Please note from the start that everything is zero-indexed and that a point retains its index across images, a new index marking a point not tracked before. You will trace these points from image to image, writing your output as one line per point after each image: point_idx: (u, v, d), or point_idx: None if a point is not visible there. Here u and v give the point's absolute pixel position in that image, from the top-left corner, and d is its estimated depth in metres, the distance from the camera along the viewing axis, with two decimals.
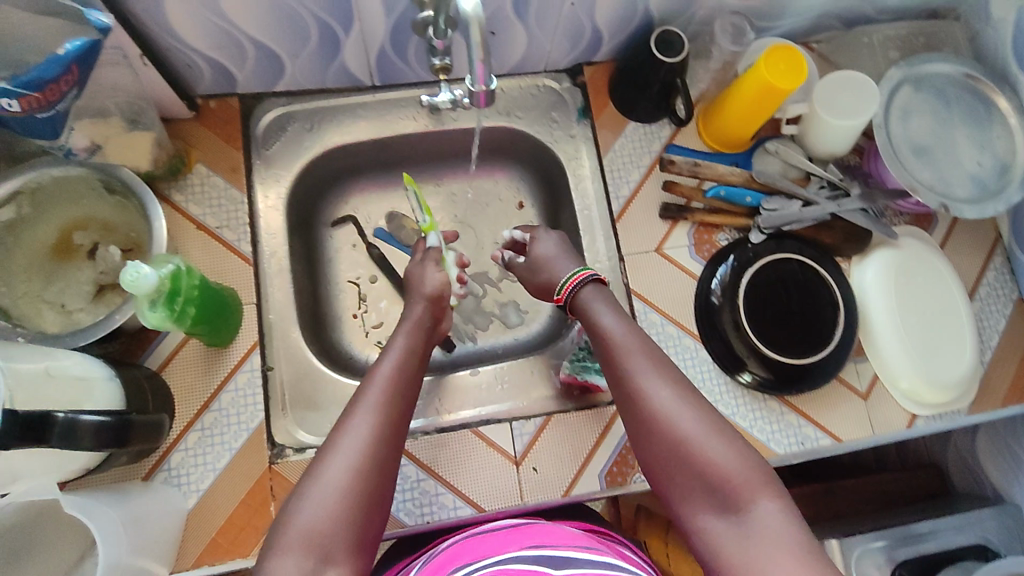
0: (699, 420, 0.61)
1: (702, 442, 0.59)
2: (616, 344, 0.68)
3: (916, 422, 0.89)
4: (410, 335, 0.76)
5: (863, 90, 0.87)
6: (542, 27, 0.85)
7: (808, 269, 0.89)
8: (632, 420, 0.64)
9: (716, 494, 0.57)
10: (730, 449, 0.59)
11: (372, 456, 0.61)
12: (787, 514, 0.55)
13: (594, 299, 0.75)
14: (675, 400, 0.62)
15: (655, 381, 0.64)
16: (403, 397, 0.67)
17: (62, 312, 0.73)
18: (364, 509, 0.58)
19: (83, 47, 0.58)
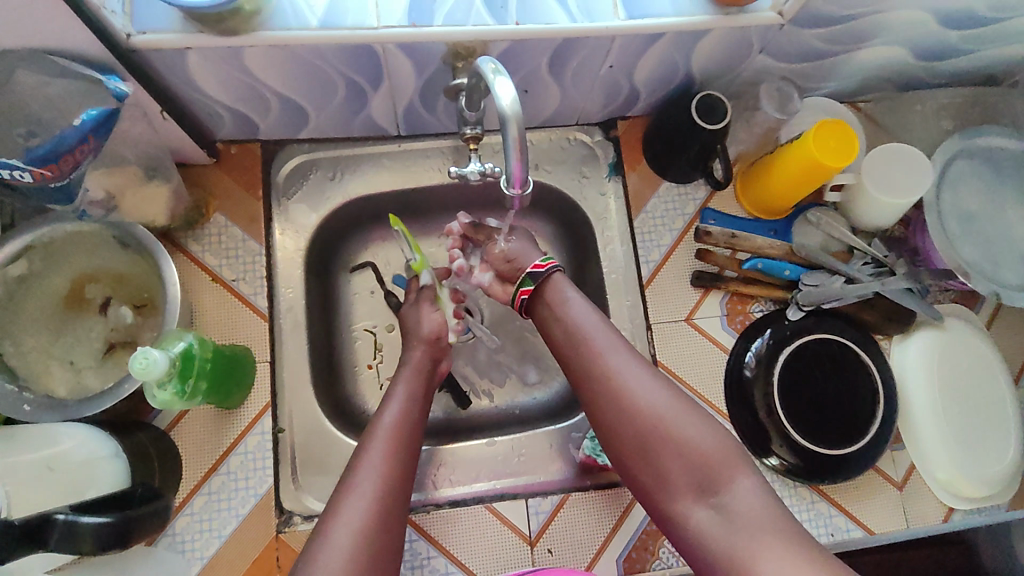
0: (674, 407, 0.64)
1: (677, 424, 0.63)
2: (586, 331, 0.69)
3: (951, 515, 0.86)
4: (415, 367, 0.77)
5: (916, 165, 0.83)
6: (578, 86, 0.81)
7: (848, 351, 0.85)
8: (608, 412, 0.66)
9: (699, 477, 0.61)
10: (705, 431, 0.62)
11: (391, 482, 0.64)
12: (763, 489, 0.59)
13: (558, 283, 0.74)
14: (650, 388, 0.65)
15: (624, 369, 0.66)
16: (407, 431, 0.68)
17: (71, 370, 0.70)
18: (388, 532, 0.61)
19: (97, 117, 0.58)
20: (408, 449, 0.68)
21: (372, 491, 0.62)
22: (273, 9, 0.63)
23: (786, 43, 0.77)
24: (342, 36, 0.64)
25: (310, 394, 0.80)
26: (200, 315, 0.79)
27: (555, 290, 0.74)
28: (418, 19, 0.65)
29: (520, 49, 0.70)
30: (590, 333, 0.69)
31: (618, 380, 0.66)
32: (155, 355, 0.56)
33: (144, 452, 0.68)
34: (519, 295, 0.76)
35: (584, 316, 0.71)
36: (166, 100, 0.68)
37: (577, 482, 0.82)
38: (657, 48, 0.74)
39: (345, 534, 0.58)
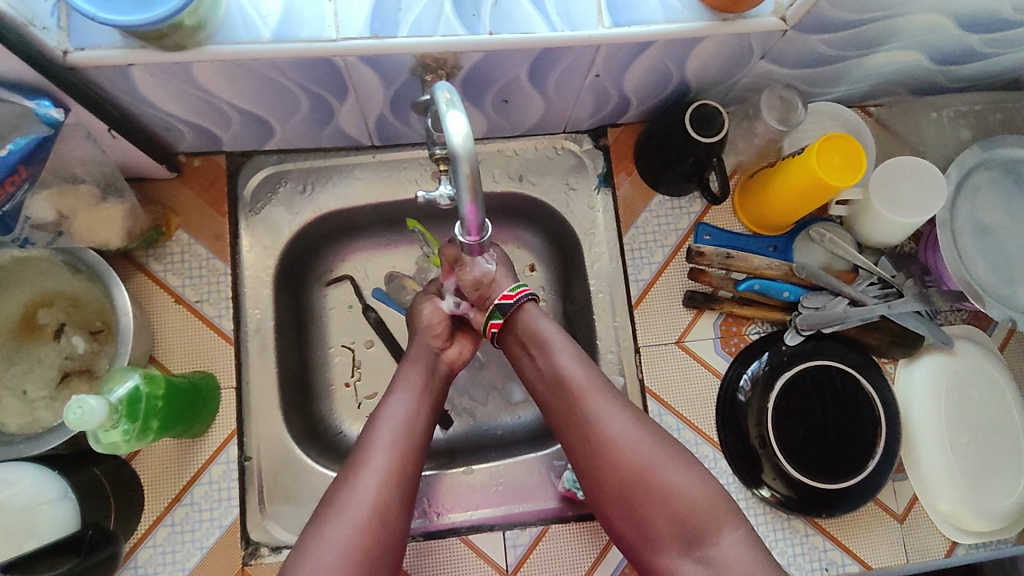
0: (657, 455, 0.62)
1: (662, 472, 0.61)
2: (566, 373, 0.67)
3: (956, 550, 0.81)
4: (418, 362, 0.72)
5: (927, 179, 0.77)
6: (563, 95, 0.75)
7: (848, 378, 0.79)
8: (588, 460, 0.64)
9: (682, 528, 0.60)
10: (692, 478, 0.61)
11: (391, 492, 0.61)
12: (748, 543, 0.58)
13: (531, 313, 0.71)
14: (633, 436, 0.63)
15: (608, 414, 0.64)
16: (401, 454, 0.64)
17: (23, 401, 0.66)
18: (382, 547, 0.60)
19: (26, 146, 0.54)
20: (412, 450, 0.65)
21: (369, 502, 0.60)
22: (223, 18, 0.57)
23: (789, 50, 0.71)
24: (297, 50, 0.58)
25: (277, 418, 0.77)
26: (163, 338, 0.76)
27: (529, 322, 0.70)
28: (381, 30, 0.59)
29: (495, 60, 0.64)
30: (572, 374, 0.66)
31: (599, 429, 0.64)
32: (91, 403, 0.54)
33: (99, 487, 0.65)
34: (490, 326, 0.72)
35: (565, 357, 0.67)
36: (115, 117, 0.64)
37: (557, 513, 0.79)
38: (645, 58, 0.68)
39: (331, 551, 0.57)
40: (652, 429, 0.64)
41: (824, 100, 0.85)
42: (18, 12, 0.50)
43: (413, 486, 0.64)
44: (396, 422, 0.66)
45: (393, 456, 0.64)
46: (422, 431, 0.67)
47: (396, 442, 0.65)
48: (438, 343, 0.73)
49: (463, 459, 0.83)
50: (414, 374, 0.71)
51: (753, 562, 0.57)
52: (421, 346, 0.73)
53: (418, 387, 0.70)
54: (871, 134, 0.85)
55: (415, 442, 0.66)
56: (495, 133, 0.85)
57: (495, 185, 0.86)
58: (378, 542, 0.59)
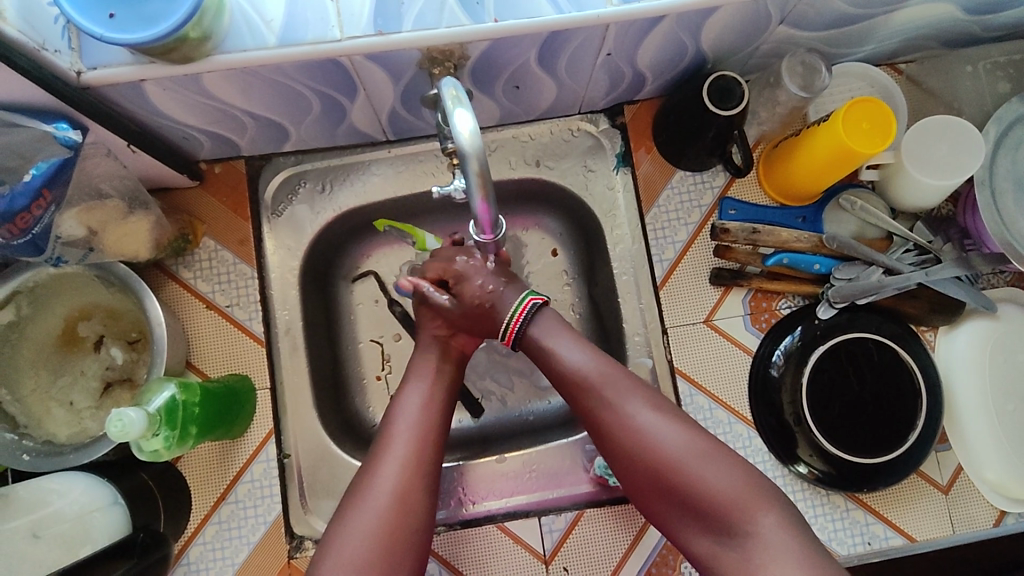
0: (687, 451, 0.60)
1: (693, 469, 0.59)
2: (579, 373, 0.64)
3: (1005, 519, 0.78)
4: (427, 352, 0.71)
5: (962, 137, 0.74)
6: (574, 75, 0.73)
7: (886, 350, 0.77)
8: (614, 451, 0.62)
9: (713, 520, 0.58)
10: (723, 473, 0.58)
11: (416, 464, 0.62)
12: (784, 526, 0.55)
13: (543, 322, 0.68)
14: (653, 428, 0.61)
15: (627, 403, 0.62)
16: (421, 465, 0.63)
17: (71, 411, 0.70)
18: (411, 525, 0.59)
19: (47, 170, 0.57)
20: (429, 429, 0.65)
21: (394, 479, 0.61)
22: (228, 27, 0.57)
23: (810, 12, 0.67)
24: (304, 52, 0.57)
25: (312, 414, 0.79)
26: (198, 343, 0.78)
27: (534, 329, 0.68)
28: (385, 26, 0.58)
29: (502, 47, 0.63)
30: (585, 373, 0.64)
31: (619, 420, 0.62)
32: (131, 415, 0.57)
33: (146, 490, 0.68)
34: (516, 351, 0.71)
35: (571, 357, 0.65)
36: (135, 132, 0.66)
37: (591, 498, 0.79)
38: (658, 31, 0.65)
39: (356, 534, 0.58)
40: (684, 425, 0.61)
41: (850, 61, 0.82)
42: (29, 37, 0.51)
43: (434, 464, 0.63)
44: (414, 405, 0.67)
45: (411, 444, 0.63)
46: (439, 414, 0.67)
47: (411, 429, 0.64)
48: (440, 331, 0.72)
49: (496, 447, 0.84)
50: (425, 365, 0.70)
51: (792, 543, 0.54)
52: (428, 337, 0.72)
53: (429, 372, 0.70)
54: (902, 95, 0.82)
55: (431, 424, 0.65)
56: (509, 119, 0.83)
57: (511, 172, 0.86)
58: (410, 502, 0.60)
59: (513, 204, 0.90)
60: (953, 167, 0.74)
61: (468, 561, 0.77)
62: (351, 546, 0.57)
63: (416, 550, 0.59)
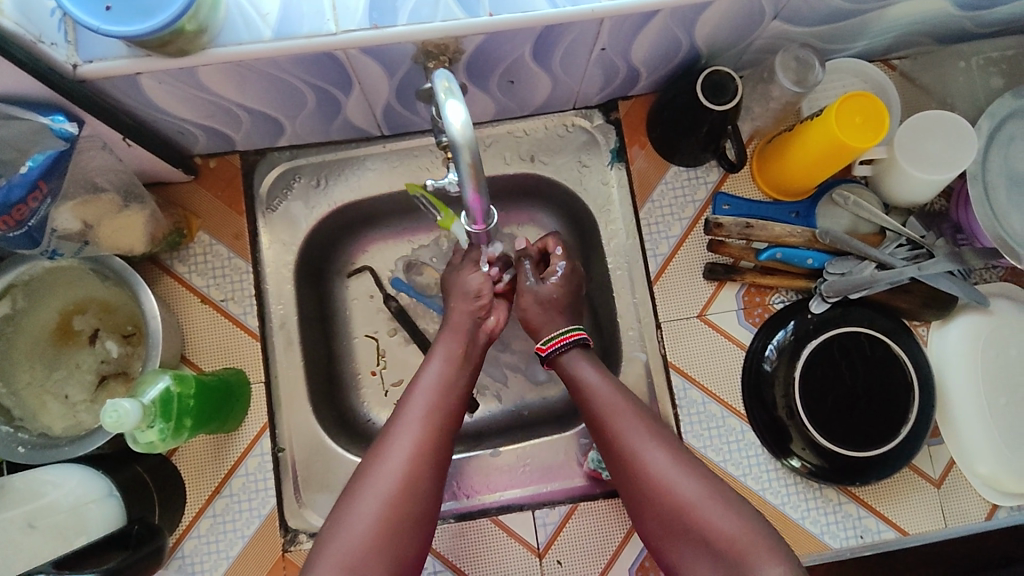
0: (702, 494, 0.62)
1: (702, 510, 0.61)
2: (605, 412, 0.68)
3: (997, 513, 0.79)
4: (456, 335, 0.73)
5: (954, 131, 0.74)
6: (569, 71, 0.73)
7: (878, 344, 0.77)
8: (630, 491, 0.65)
9: (720, 561, 0.59)
10: (731, 515, 0.60)
11: (423, 451, 0.63)
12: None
13: (573, 357, 0.73)
14: (671, 474, 0.63)
15: (649, 447, 0.65)
16: (431, 455, 0.63)
17: (66, 404, 0.70)
18: (413, 519, 0.60)
19: (43, 162, 0.57)
20: (440, 417, 0.66)
21: (403, 466, 0.62)
22: (223, 21, 0.57)
23: (804, 7, 0.68)
24: (298, 46, 0.58)
25: (307, 408, 0.80)
26: (193, 337, 0.78)
27: (568, 365, 0.73)
28: (380, 19, 0.58)
29: (497, 41, 0.63)
30: (610, 411, 0.68)
31: (638, 462, 0.64)
32: (126, 406, 0.57)
33: (141, 483, 0.69)
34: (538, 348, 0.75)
35: (597, 391, 0.69)
36: (130, 126, 0.66)
37: (585, 491, 0.80)
38: (652, 26, 0.66)
39: (362, 525, 0.58)
40: (700, 472, 0.64)
41: (844, 56, 0.82)
42: (25, 29, 0.51)
43: (443, 456, 0.64)
44: (430, 393, 0.68)
45: (421, 432, 0.64)
46: (454, 403, 0.68)
47: (424, 417, 0.65)
48: (481, 313, 0.74)
49: (490, 441, 0.85)
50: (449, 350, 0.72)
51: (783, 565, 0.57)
52: (464, 314, 0.74)
53: (451, 358, 0.71)
54: (896, 90, 0.82)
55: (446, 414, 0.67)
56: (505, 114, 0.84)
57: (506, 167, 0.86)
58: (415, 486, 0.61)
59: (508, 199, 0.90)
60: (946, 162, 0.74)
61: (463, 555, 0.77)
62: (354, 536, 0.58)
63: (415, 550, 0.60)
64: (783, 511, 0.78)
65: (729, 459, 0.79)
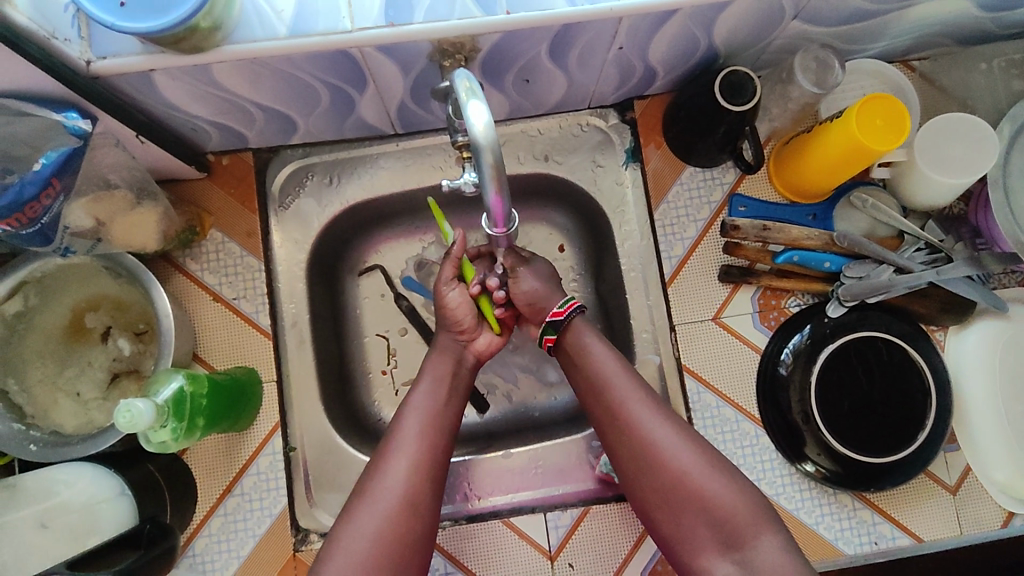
0: (703, 464, 0.62)
1: (702, 479, 0.61)
2: (608, 382, 0.67)
3: (1013, 521, 0.78)
4: (445, 351, 0.73)
5: (977, 138, 0.73)
6: (584, 69, 0.73)
7: (895, 349, 0.77)
8: (627, 460, 0.65)
9: (721, 533, 0.59)
10: (729, 486, 0.61)
11: (424, 464, 0.63)
12: (787, 548, 0.57)
13: (579, 330, 0.72)
14: (675, 445, 0.63)
15: (652, 418, 0.64)
16: (432, 467, 0.64)
17: (78, 402, 0.70)
18: (421, 518, 0.61)
19: (56, 160, 0.57)
20: (443, 414, 0.68)
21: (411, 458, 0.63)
22: (238, 17, 0.56)
23: (825, 7, 0.67)
24: (313, 44, 0.57)
25: (317, 408, 0.79)
26: (205, 336, 0.77)
27: (576, 337, 0.71)
28: (396, 17, 0.57)
29: (513, 39, 0.63)
30: (611, 381, 0.67)
31: (640, 433, 0.64)
32: (139, 407, 0.57)
33: (154, 482, 0.68)
34: (544, 342, 0.73)
35: (600, 362, 0.69)
36: (143, 122, 0.65)
37: (597, 495, 0.79)
38: (671, 24, 0.65)
39: (375, 512, 0.60)
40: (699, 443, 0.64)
41: (863, 57, 0.81)
42: (39, 26, 0.50)
43: (441, 467, 0.65)
44: (434, 390, 0.69)
45: (419, 441, 0.65)
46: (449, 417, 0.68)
47: (422, 429, 0.65)
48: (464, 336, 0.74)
49: (502, 442, 0.84)
50: (441, 364, 0.71)
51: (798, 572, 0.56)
52: (447, 338, 0.74)
53: (450, 358, 0.72)
54: (916, 92, 0.81)
55: (443, 425, 0.67)
56: (518, 114, 0.83)
57: (520, 166, 0.85)
58: (420, 498, 0.62)
59: (522, 199, 0.90)
60: (964, 163, 0.73)
61: (475, 556, 0.76)
62: (365, 530, 0.59)
63: (426, 542, 0.61)
64: (797, 516, 0.77)
65: (743, 463, 0.78)
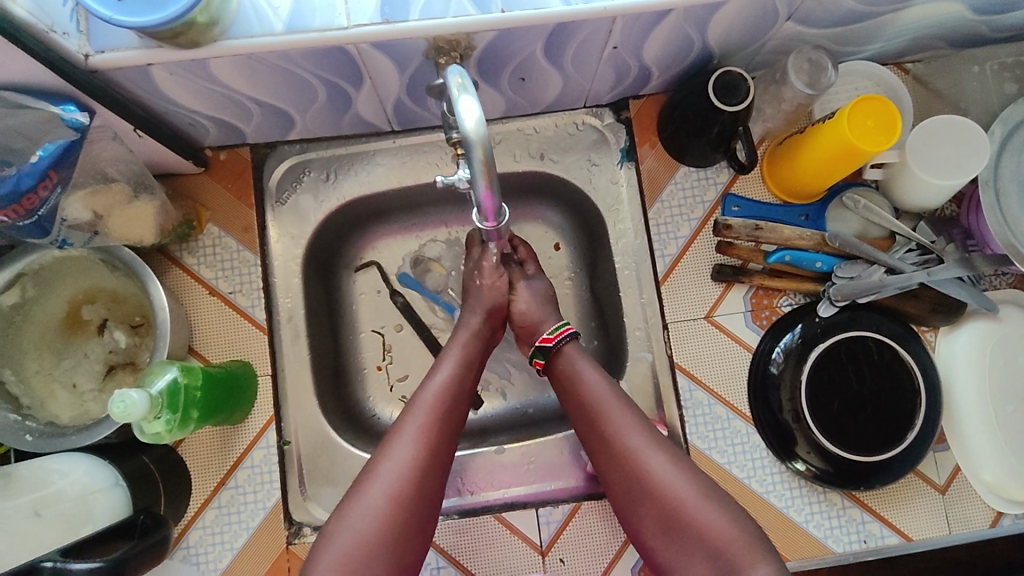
0: (699, 492, 0.62)
1: (697, 510, 0.60)
2: (600, 408, 0.68)
3: (1001, 520, 0.78)
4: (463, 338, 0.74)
5: (965, 138, 0.74)
6: (579, 68, 0.73)
7: (886, 349, 0.77)
8: (626, 489, 0.65)
9: (714, 560, 0.58)
10: (724, 515, 0.60)
11: (422, 462, 0.63)
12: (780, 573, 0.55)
13: (571, 355, 0.73)
14: (671, 475, 0.63)
15: (647, 447, 0.65)
16: (433, 465, 0.63)
17: (74, 394, 0.70)
18: (410, 519, 0.60)
19: (54, 152, 0.57)
20: (449, 414, 0.67)
21: (408, 458, 0.62)
22: (235, 13, 0.57)
23: (818, 9, 0.67)
24: (310, 40, 0.57)
25: (312, 402, 0.80)
26: (201, 329, 0.78)
27: (566, 363, 0.72)
28: (392, 14, 0.58)
29: (509, 38, 0.63)
30: (605, 408, 0.68)
31: (634, 462, 0.64)
32: (133, 397, 0.57)
33: (147, 473, 0.69)
34: (534, 364, 0.75)
35: (594, 388, 0.69)
36: (140, 116, 0.66)
37: (589, 491, 0.80)
38: (665, 24, 0.65)
39: (364, 515, 0.59)
40: (695, 471, 0.64)
41: (857, 59, 0.82)
42: (37, 19, 0.51)
43: (441, 469, 0.64)
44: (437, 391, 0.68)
45: (419, 440, 0.64)
46: (454, 413, 0.67)
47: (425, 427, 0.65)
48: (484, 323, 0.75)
49: (495, 438, 0.85)
50: (454, 358, 0.71)
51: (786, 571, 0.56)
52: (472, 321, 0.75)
53: (466, 363, 0.71)
54: (909, 94, 0.82)
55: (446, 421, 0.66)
56: (514, 112, 0.84)
57: (515, 165, 0.86)
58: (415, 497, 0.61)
59: (518, 197, 0.90)
60: (953, 172, 0.74)
61: (467, 551, 0.77)
62: (356, 534, 0.58)
63: (415, 547, 0.61)
64: (787, 514, 0.78)
65: (733, 460, 0.79)
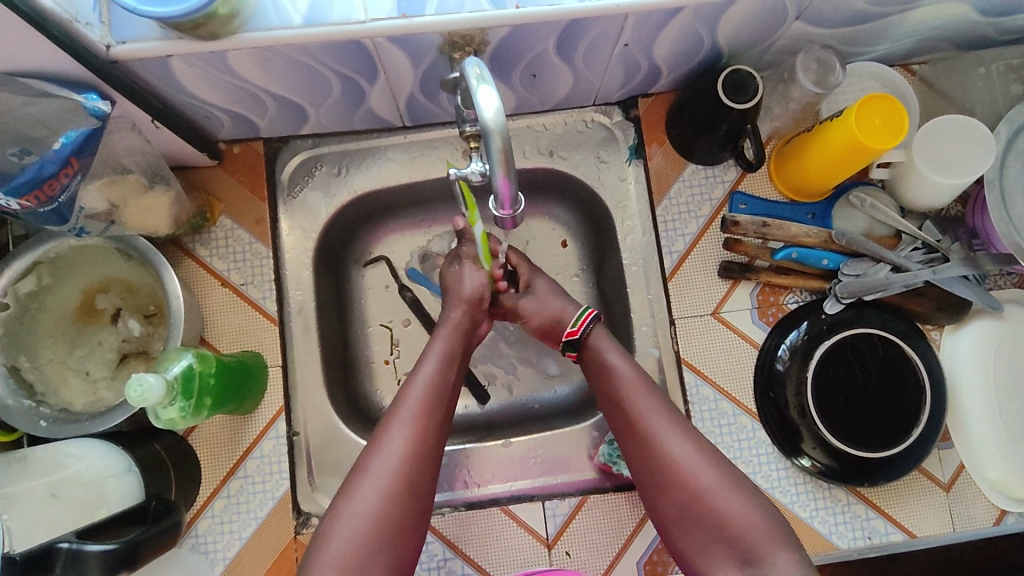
0: (721, 480, 0.62)
1: (717, 497, 0.61)
2: (627, 394, 0.69)
3: (1005, 518, 0.79)
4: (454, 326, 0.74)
5: (971, 135, 0.74)
6: (590, 66, 0.74)
7: (891, 346, 0.78)
8: (647, 475, 0.65)
9: (734, 547, 0.59)
10: (745, 503, 0.61)
11: (417, 452, 0.63)
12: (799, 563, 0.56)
13: (600, 343, 0.73)
14: (693, 462, 0.63)
15: (671, 434, 0.65)
16: (428, 457, 0.64)
17: (87, 381, 0.71)
18: (411, 508, 0.61)
19: (76, 140, 0.58)
20: (443, 403, 0.67)
21: (399, 455, 0.62)
22: (254, 6, 0.58)
23: (827, 9, 0.68)
24: (328, 33, 0.59)
25: (321, 394, 0.80)
26: (212, 320, 0.79)
27: (596, 353, 0.73)
28: (408, 9, 0.59)
29: (522, 33, 0.64)
30: (632, 395, 0.68)
31: (659, 448, 0.65)
32: (150, 381, 0.58)
33: (159, 461, 0.70)
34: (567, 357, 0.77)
35: (625, 374, 0.70)
36: (158, 108, 0.67)
37: (595, 485, 0.80)
38: (676, 22, 0.66)
39: (365, 503, 0.60)
40: (716, 458, 0.64)
41: (864, 60, 0.83)
42: (64, 10, 0.52)
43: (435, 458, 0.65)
44: (424, 386, 0.68)
45: (415, 430, 0.64)
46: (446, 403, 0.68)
47: (420, 417, 0.65)
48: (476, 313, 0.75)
49: (501, 432, 0.85)
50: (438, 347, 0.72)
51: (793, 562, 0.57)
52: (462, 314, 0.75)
53: (451, 353, 0.72)
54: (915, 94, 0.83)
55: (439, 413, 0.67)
56: (525, 109, 0.85)
57: (524, 161, 0.87)
58: (412, 487, 0.62)
59: (526, 194, 0.91)
60: (966, 167, 0.74)
61: (473, 543, 0.77)
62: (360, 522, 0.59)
63: (417, 534, 0.61)
64: (792, 510, 0.78)
65: (739, 456, 0.79)
